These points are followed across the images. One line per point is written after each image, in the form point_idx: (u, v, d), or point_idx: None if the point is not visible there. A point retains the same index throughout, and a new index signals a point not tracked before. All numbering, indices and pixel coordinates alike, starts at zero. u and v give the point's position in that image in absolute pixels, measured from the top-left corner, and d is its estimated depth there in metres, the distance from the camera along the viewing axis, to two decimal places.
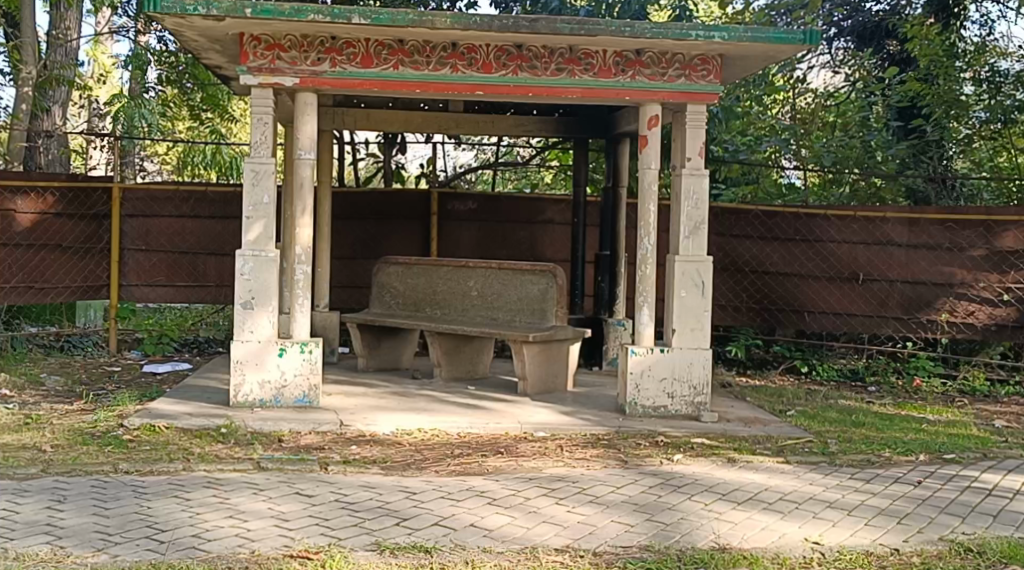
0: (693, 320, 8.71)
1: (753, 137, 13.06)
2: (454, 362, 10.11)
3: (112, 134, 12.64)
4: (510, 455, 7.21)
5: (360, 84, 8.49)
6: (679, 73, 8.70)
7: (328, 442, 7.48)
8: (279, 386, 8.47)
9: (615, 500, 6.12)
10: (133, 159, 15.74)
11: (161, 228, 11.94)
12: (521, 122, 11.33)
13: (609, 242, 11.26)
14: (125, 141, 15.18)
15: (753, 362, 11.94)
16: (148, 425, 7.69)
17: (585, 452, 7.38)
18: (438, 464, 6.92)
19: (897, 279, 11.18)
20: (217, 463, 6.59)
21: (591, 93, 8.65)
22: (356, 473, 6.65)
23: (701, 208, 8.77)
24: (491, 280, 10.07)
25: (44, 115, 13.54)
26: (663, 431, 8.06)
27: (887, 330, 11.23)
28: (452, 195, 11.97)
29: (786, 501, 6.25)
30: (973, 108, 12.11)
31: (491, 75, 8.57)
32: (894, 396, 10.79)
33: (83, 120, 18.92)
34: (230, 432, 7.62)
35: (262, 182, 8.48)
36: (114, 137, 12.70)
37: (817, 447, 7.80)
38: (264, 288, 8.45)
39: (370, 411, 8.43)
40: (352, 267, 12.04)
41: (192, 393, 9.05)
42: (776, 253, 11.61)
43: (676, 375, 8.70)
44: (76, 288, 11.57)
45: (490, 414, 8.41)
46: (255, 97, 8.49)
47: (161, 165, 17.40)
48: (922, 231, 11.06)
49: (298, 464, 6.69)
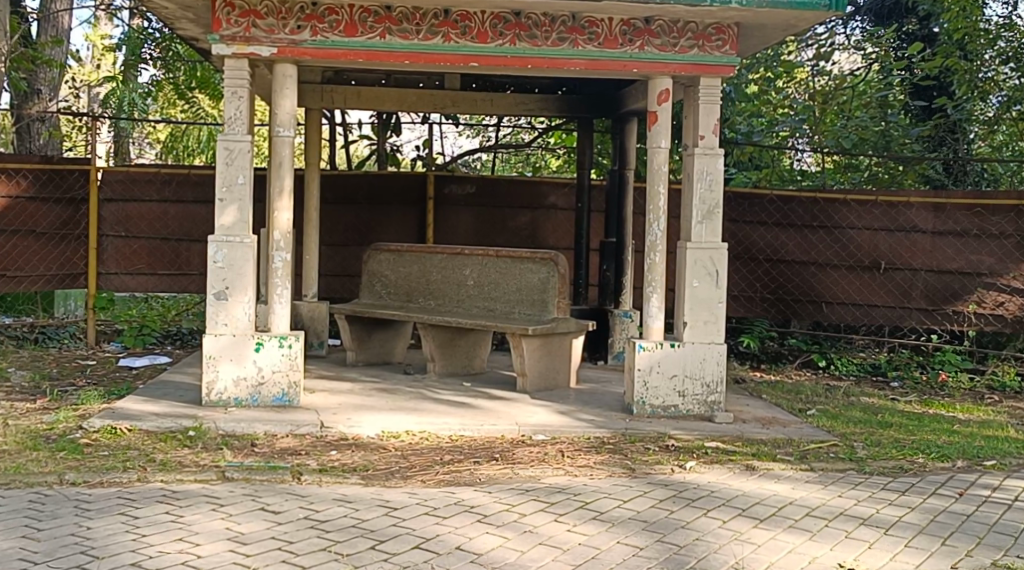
0: (707, 312, 8.02)
1: (768, 119, 12.43)
2: (449, 356, 9.41)
3: (101, 115, 12.09)
4: (504, 463, 6.52)
5: (343, 55, 7.80)
6: (692, 43, 7.99)
7: (305, 447, 6.79)
8: (256, 383, 7.78)
9: (621, 517, 5.43)
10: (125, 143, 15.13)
11: (142, 213, 11.25)
12: (522, 101, 10.58)
13: (615, 229, 10.59)
14: (117, 124, 14.57)
15: (766, 356, 11.20)
16: (109, 427, 7.01)
17: (588, 458, 6.70)
18: (425, 473, 6.23)
19: (922, 268, 10.47)
20: (177, 472, 5.91)
21: (596, 65, 7.95)
22: (333, 484, 5.96)
23: (716, 190, 8.07)
24: (488, 269, 9.37)
25: (32, 97, 12.92)
26: (674, 434, 7.37)
27: (911, 323, 10.53)
28: (449, 178, 11.25)
29: (815, 517, 5.56)
30: (991, 91, 11.40)
31: (487, 45, 7.86)
32: (919, 393, 10.09)
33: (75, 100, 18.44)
34: (198, 435, 6.93)
35: (237, 161, 7.80)
36: (103, 117, 12.16)
37: (844, 452, 7.11)
38: (241, 278, 7.77)
39: (354, 411, 7.75)
40: (343, 255, 11.35)
41: (164, 390, 8.37)
42: (792, 241, 10.89)
43: (688, 372, 8.01)
44: (51, 276, 10.94)
45: (484, 415, 7.71)
46: (228, 69, 7.81)
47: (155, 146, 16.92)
48: (949, 218, 10.34)
49: (267, 473, 6.00)
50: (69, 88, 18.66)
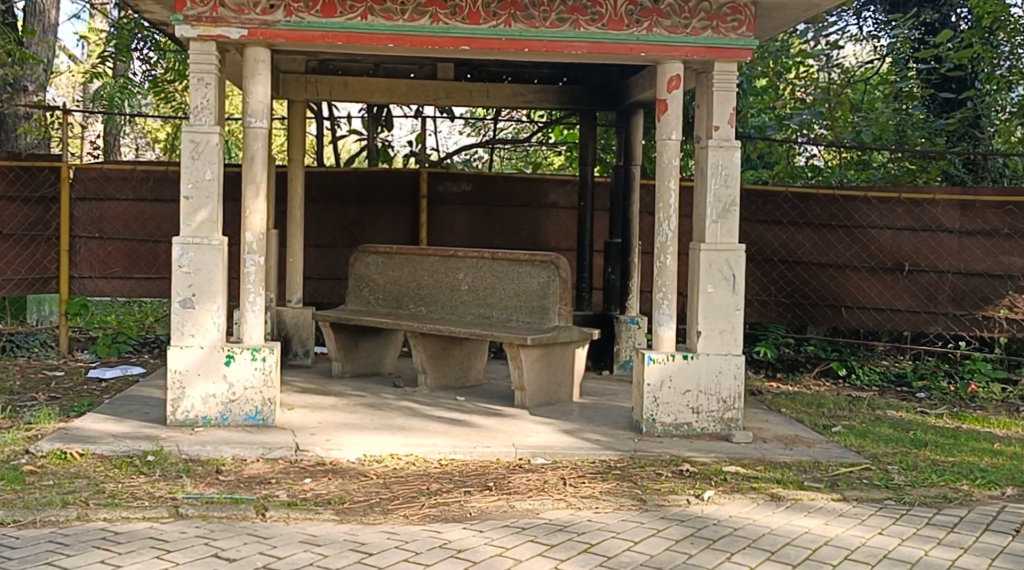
0: (722, 320, 7.29)
1: (777, 115, 11.75)
2: (442, 368, 8.67)
3: (85, 111, 11.24)
4: (499, 493, 5.77)
5: (321, 37, 7.08)
6: (705, 24, 7.25)
7: (276, 474, 6.07)
8: (226, 401, 7.06)
9: (632, 563, 4.71)
10: (115, 138, 14.35)
11: (117, 214, 10.49)
12: (520, 92, 9.83)
13: (620, 229, 9.85)
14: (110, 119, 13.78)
15: (782, 364, 10.39)
16: (58, 451, 6.29)
17: (593, 486, 5.97)
18: (409, 506, 5.50)
19: (949, 269, 9.71)
20: (122, 508, 5.20)
21: (598, 49, 7.21)
22: (302, 522, 5.23)
23: (732, 186, 7.33)
24: (483, 272, 8.63)
25: (14, 92, 12.05)
26: (688, 457, 6.65)
27: (937, 328, 9.77)
28: (444, 175, 10.52)
29: (854, 563, 4.83)
30: (1016, 82, 10.64)
31: (479, 26, 7.14)
32: (948, 405, 9.33)
33: (72, 92, 17.67)
34: (157, 461, 6.22)
35: (203, 155, 7.07)
36: (86, 113, 11.32)
37: (879, 478, 6.38)
38: (209, 283, 7.06)
39: (334, 431, 7.02)
40: (332, 257, 10.61)
41: (129, 407, 7.64)
42: (809, 241, 10.17)
43: (703, 387, 7.28)
44: (20, 281, 10.20)
45: (477, 435, 6.97)
46: (193, 53, 7.07)
47: (151, 141, 16.17)
48: (977, 216, 9.61)
49: (226, 509, 5.28)
50: (64, 78, 17.92)
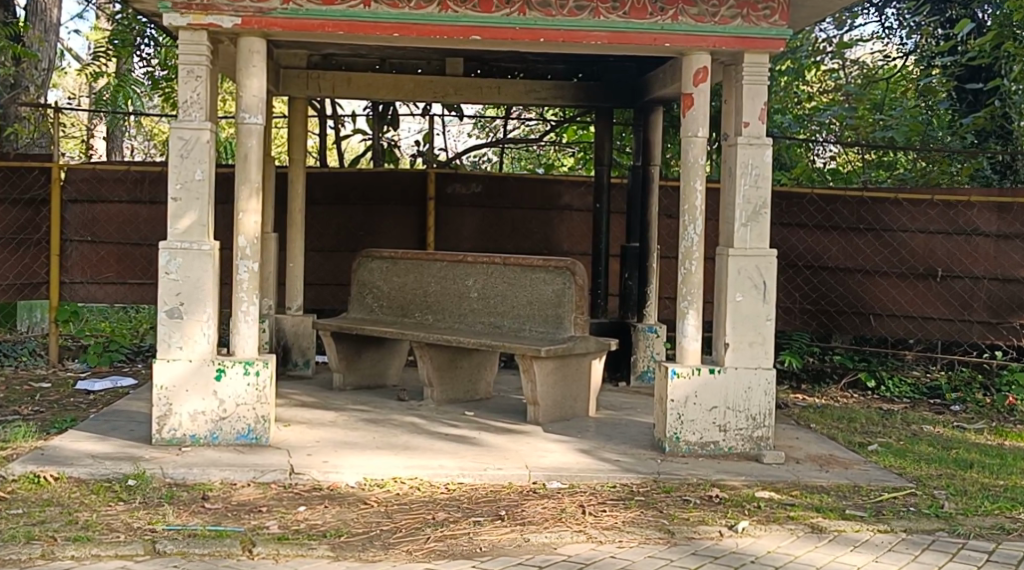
0: (753, 331, 6.76)
1: (798, 114, 11.19)
2: (450, 380, 8.15)
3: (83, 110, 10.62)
4: (511, 524, 5.24)
5: (320, 26, 6.55)
6: (734, 13, 6.71)
7: (268, 501, 5.55)
8: (216, 418, 6.54)
9: None
10: (116, 138, 13.81)
11: (110, 216, 9.98)
12: (533, 88, 9.31)
13: (638, 232, 9.30)
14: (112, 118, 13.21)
15: (807, 374, 9.81)
16: (31, 475, 5.78)
17: (615, 515, 5.43)
18: (412, 540, 4.98)
19: (985, 275, 9.15)
20: (93, 544, 4.72)
21: (620, 39, 6.68)
22: (293, 559, 4.72)
23: (763, 186, 6.79)
24: (494, 278, 8.10)
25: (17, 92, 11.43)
26: (717, 481, 6.11)
27: (972, 338, 9.23)
28: (452, 176, 10.00)
29: None
30: None
31: (490, 15, 6.62)
32: (987, 419, 8.75)
33: (77, 89, 17.16)
34: (138, 485, 5.70)
35: (193, 153, 6.56)
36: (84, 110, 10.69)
37: (926, 505, 5.83)
38: (199, 292, 6.54)
39: (333, 451, 6.49)
40: (335, 261, 10.07)
41: (114, 423, 7.11)
42: (836, 245, 9.62)
43: (730, 403, 6.74)
44: (8, 286, 9.69)
45: (488, 456, 6.44)
46: (183, 43, 6.56)
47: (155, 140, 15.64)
48: (1015, 219, 9.05)
49: (208, 544, 4.78)
50: (67, 74, 17.42)
